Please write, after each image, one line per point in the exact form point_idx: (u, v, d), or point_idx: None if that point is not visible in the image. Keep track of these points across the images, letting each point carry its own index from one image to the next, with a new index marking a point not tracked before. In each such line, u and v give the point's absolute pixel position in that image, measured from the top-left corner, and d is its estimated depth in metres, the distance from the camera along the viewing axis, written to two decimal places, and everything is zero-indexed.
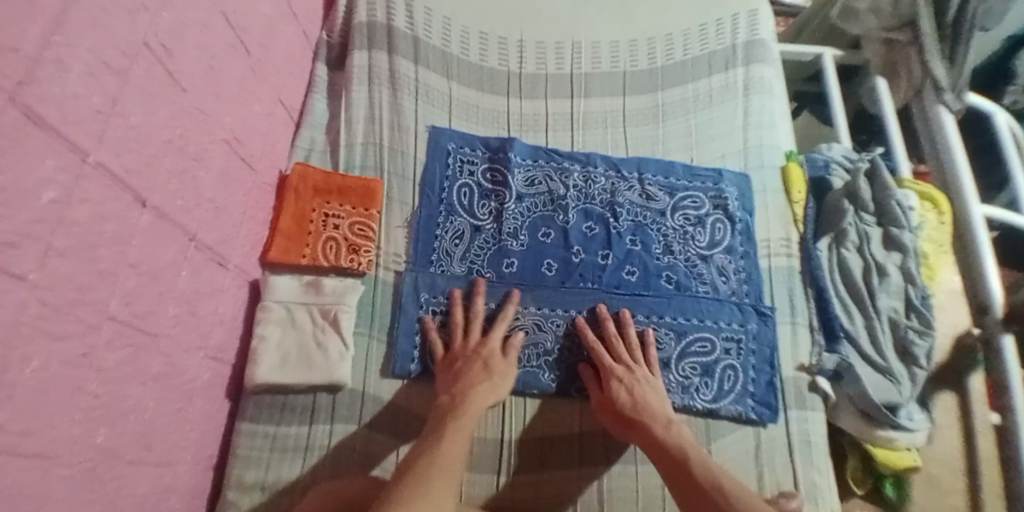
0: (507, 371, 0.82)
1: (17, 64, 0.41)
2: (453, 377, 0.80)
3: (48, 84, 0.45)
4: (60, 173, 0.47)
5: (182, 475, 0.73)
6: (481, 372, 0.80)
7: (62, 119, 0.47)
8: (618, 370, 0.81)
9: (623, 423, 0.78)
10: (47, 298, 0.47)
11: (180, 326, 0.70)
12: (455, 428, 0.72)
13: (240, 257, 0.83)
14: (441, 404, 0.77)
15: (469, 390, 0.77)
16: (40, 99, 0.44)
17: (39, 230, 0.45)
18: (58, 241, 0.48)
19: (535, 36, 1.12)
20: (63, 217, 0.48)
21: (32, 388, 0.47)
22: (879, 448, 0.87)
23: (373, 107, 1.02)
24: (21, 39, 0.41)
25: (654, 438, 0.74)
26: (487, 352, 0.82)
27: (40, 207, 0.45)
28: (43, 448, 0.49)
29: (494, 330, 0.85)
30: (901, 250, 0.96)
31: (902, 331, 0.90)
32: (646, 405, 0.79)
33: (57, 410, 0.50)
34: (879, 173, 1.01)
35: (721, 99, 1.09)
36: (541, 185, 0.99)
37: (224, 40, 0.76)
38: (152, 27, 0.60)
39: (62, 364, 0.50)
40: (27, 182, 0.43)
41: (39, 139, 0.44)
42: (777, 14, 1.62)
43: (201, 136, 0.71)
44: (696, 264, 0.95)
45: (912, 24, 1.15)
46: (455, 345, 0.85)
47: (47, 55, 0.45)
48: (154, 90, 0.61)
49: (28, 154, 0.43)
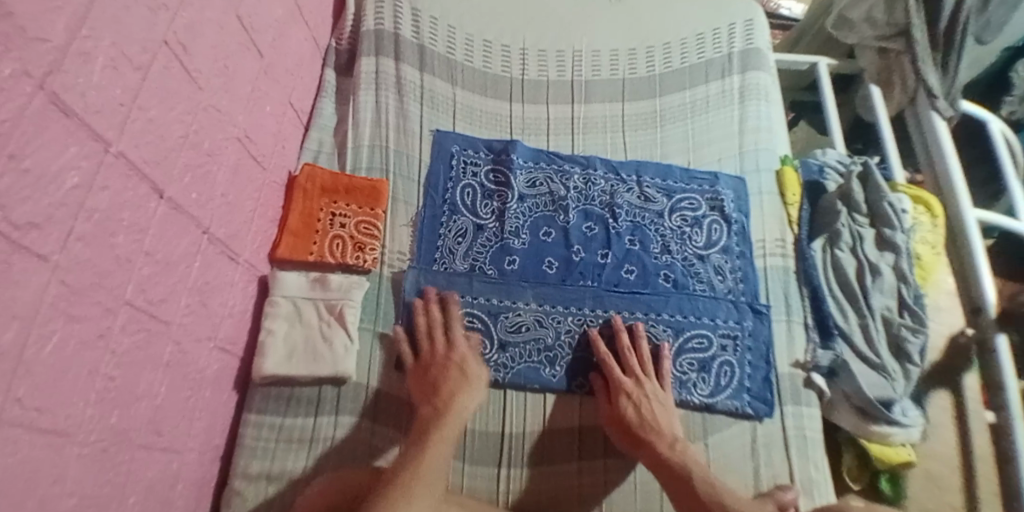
0: (482, 373, 0.85)
1: (45, 54, 0.44)
2: (431, 385, 0.82)
3: (73, 74, 0.48)
4: (83, 160, 0.50)
5: (191, 462, 0.75)
6: (459, 375, 0.82)
7: (87, 110, 0.50)
8: (628, 386, 0.83)
9: (630, 438, 0.80)
10: (68, 279, 0.50)
11: (191, 316, 0.72)
12: (437, 438, 0.74)
13: (249, 252, 0.86)
14: (425, 413, 0.79)
15: (451, 398, 0.79)
16: (65, 88, 0.47)
17: (61, 214, 0.48)
18: (79, 226, 0.51)
19: (537, 43, 1.15)
20: (84, 203, 0.51)
21: (52, 365, 0.49)
22: (874, 444, 0.88)
23: (379, 111, 1.06)
24: (50, 31, 0.45)
25: (660, 456, 0.76)
26: (458, 356, 0.85)
27: (63, 191, 0.48)
28: (59, 425, 0.51)
29: (458, 333, 0.88)
30: (894, 250, 0.98)
31: (896, 329, 0.92)
32: (653, 422, 0.80)
33: (73, 388, 0.52)
34: (873, 175, 1.04)
35: (718, 105, 1.12)
36: (542, 186, 1.02)
37: (238, 43, 0.80)
38: (171, 26, 0.63)
39: (79, 343, 0.53)
40: (52, 168, 0.46)
41: (63, 127, 0.47)
42: (775, 26, 1.66)
43: (214, 133, 0.74)
44: (693, 263, 0.97)
45: (905, 34, 1.18)
46: (423, 352, 0.86)
47: (73, 48, 0.48)
48: (172, 86, 0.64)
49: (53, 140, 0.46)
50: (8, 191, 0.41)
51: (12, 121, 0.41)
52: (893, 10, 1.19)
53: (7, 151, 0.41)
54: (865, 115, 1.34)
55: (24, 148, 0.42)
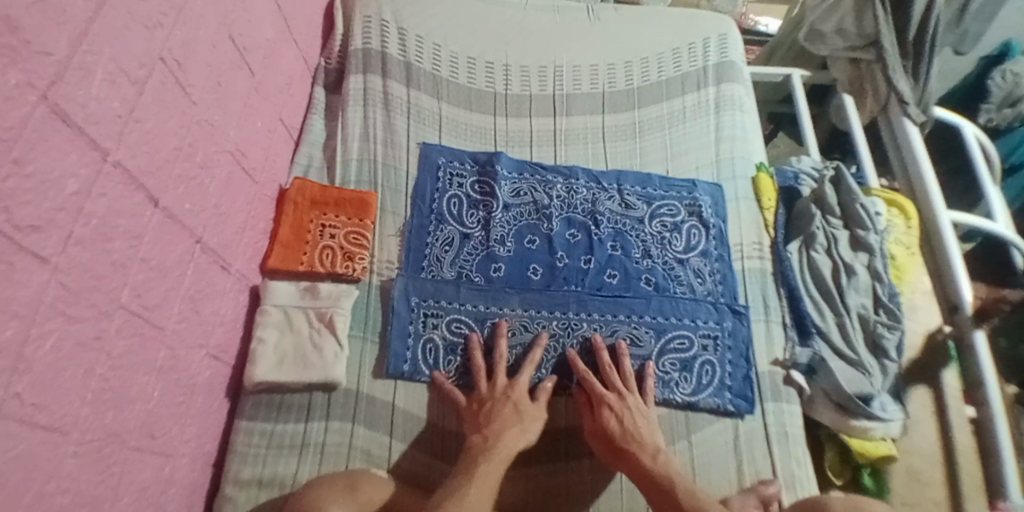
0: (537, 414, 0.83)
1: (48, 66, 0.48)
2: (484, 420, 0.80)
3: (74, 86, 0.52)
4: (82, 168, 0.54)
5: (183, 467, 0.77)
6: (513, 414, 0.81)
7: (87, 120, 0.54)
8: (611, 399, 0.82)
9: (612, 450, 0.79)
10: (66, 281, 0.53)
11: (184, 322, 0.75)
12: (485, 469, 0.72)
13: (241, 262, 0.89)
14: (473, 444, 0.77)
15: (502, 433, 0.78)
16: (67, 99, 0.51)
17: (61, 218, 0.52)
18: (78, 231, 0.54)
19: (520, 60, 1.20)
20: (82, 208, 0.54)
21: (51, 362, 0.52)
22: (854, 438, 0.90)
23: (368, 126, 1.10)
24: (53, 45, 0.49)
25: (641, 468, 0.75)
26: (517, 395, 0.84)
27: (63, 196, 0.51)
28: (55, 422, 0.53)
29: (523, 373, 0.87)
30: (868, 250, 1.01)
31: (872, 326, 0.95)
32: (636, 434, 0.79)
33: (70, 384, 0.55)
34: (845, 179, 1.08)
35: (694, 115, 1.16)
36: (526, 195, 1.06)
37: (231, 61, 0.84)
38: (166, 43, 0.68)
39: (77, 343, 0.55)
40: (53, 173, 0.50)
41: (64, 136, 0.51)
42: (751, 41, 1.73)
43: (207, 145, 0.78)
44: (673, 267, 1.00)
45: (876, 44, 1.23)
46: (482, 388, 0.85)
47: (74, 62, 0.52)
48: (166, 100, 0.68)
49: (54, 148, 0.50)
50: (11, 194, 0.44)
51: (16, 128, 0.44)
52: (862, 21, 1.23)
53: (11, 156, 0.44)
54: (839, 124, 1.38)
55: (26, 154, 0.46)
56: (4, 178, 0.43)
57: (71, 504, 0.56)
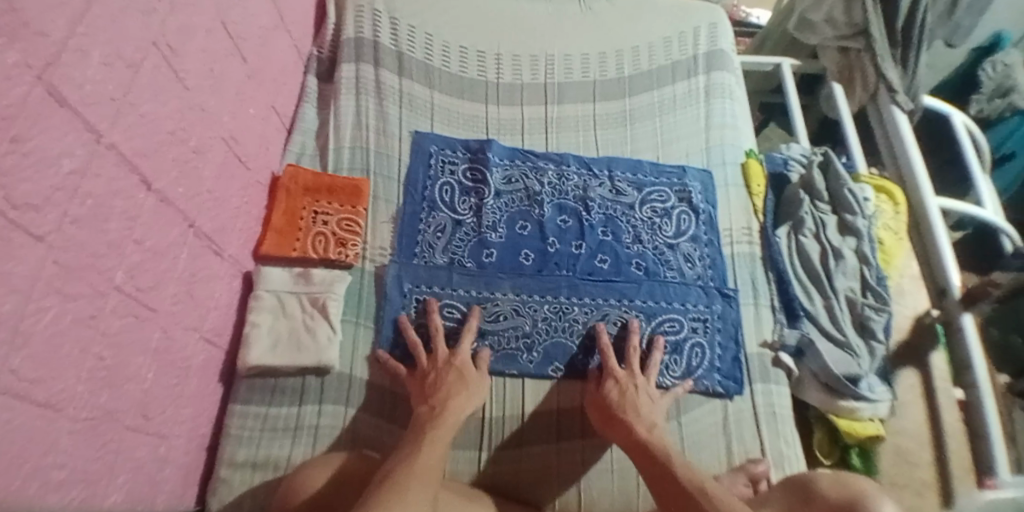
0: (480, 380, 0.83)
1: (46, 47, 0.49)
2: (430, 390, 0.81)
3: (70, 68, 0.53)
4: (78, 148, 0.55)
5: (177, 448, 0.78)
6: (456, 379, 0.82)
7: (83, 101, 0.55)
8: (618, 373, 0.84)
9: (606, 418, 0.80)
10: (61, 259, 0.54)
11: (178, 305, 0.76)
12: (431, 437, 0.71)
13: (233, 248, 0.90)
14: (420, 415, 0.77)
15: (448, 400, 0.78)
16: (63, 80, 0.52)
17: (58, 197, 0.53)
18: (73, 210, 0.55)
19: (512, 50, 1.21)
20: (78, 188, 0.55)
21: (48, 337, 0.53)
22: (843, 419, 0.91)
23: (360, 114, 1.11)
24: (51, 27, 0.50)
25: (635, 436, 0.74)
26: (459, 362, 0.84)
27: (60, 176, 0.52)
28: (51, 398, 0.54)
29: (462, 342, 0.87)
30: (855, 234, 1.03)
31: (859, 309, 0.96)
32: (633, 404, 0.80)
33: (67, 361, 0.56)
34: (833, 164, 1.09)
35: (685, 104, 1.17)
36: (518, 182, 1.07)
37: (225, 48, 0.86)
38: (161, 29, 0.69)
39: (73, 321, 0.56)
40: (50, 152, 0.51)
41: (61, 116, 0.52)
42: (743, 33, 1.74)
43: (201, 131, 0.80)
44: (663, 252, 1.01)
45: (864, 33, 1.24)
46: (423, 362, 0.85)
47: (71, 44, 0.53)
48: (160, 84, 0.69)
49: (52, 129, 0.51)
50: (10, 170, 0.45)
51: (14, 106, 0.45)
52: (851, 10, 1.24)
53: (10, 134, 0.45)
54: (829, 113, 1.39)
55: (25, 133, 0.47)
56: (5, 155, 0.44)
57: (69, 479, 0.57)
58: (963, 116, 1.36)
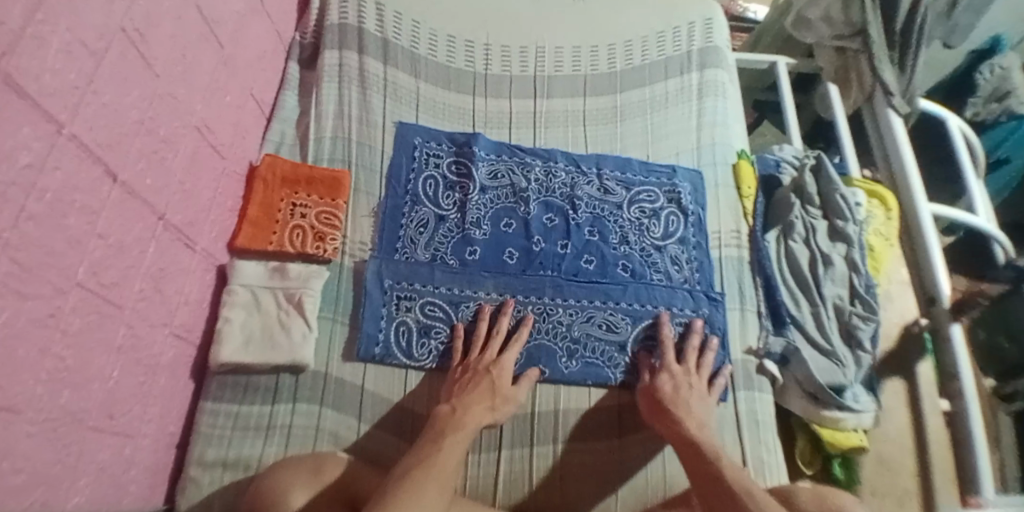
0: (511, 399, 0.82)
1: (1, 35, 0.46)
2: (458, 390, 0.82)
3: (28, 57, 0.50)
4: (36, 141, 0.52)
5: (144, 447, 0.76)
6: (488, 390, 0.81)
7: (41, 92, 0.52)
8: (675, 369, 0.86)
9: (657, 411, 0.81)
10: (17, 257, 0.50)
11: (146, 301, 0.73)
12: (451, 441, 0.72)
13: (206, 240, 0.87)
14: (439, 414, 0.77)
15: (469, 408, 0.78)
16: (20, 70, 0.49)
17: (14, 192, 0.49)
18: (31, 206, 0.52)
19: (501, 40, 1.18)
20: (35, 183, 0.52)
21: (5, 339, 0.50)
22: (825, 429, 0.90)
23: (342, 103, 1.07)
24: (6, 13, 0.46)
25: (684, 433, 0.76)
26: (497, 373, 0.83)
27: (16, 170, 0.49)
28: (8, 400, 0.51)
29: (509, 351, 0.87)
30: (846, 241, 1.00)
31: (847, 317, 0.95)
32: (685, 403, 0.81)
33: (25, 363, 0.53)
34: (824, 167, 1.06)
35: (677, 101, 1.14)
36: (503, 178, 1.04)
37: (198, 34, 0.82)
38: (128, 14, 0.65)
39: (32, 321, 0.53)
40: (6, 145, 0.48)
41: (18, 108, 0.49)
42: (739, 27, 1.71)
43: (171, 121, 0.76)
44: (651, 253, 0.99)
45: (862, 33, 1.20)
46: (471, 357, 0.86)
47: (29, 31, 0.49)
48: (127, 72, 0.66)
49: (8, 122, 0.47)
50: None
51: None
52: (849, 9, 1.20)
53: None
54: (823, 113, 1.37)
55: None
56: None
57: (27, 483, 0.55)
58: (958, 119, 1.35)
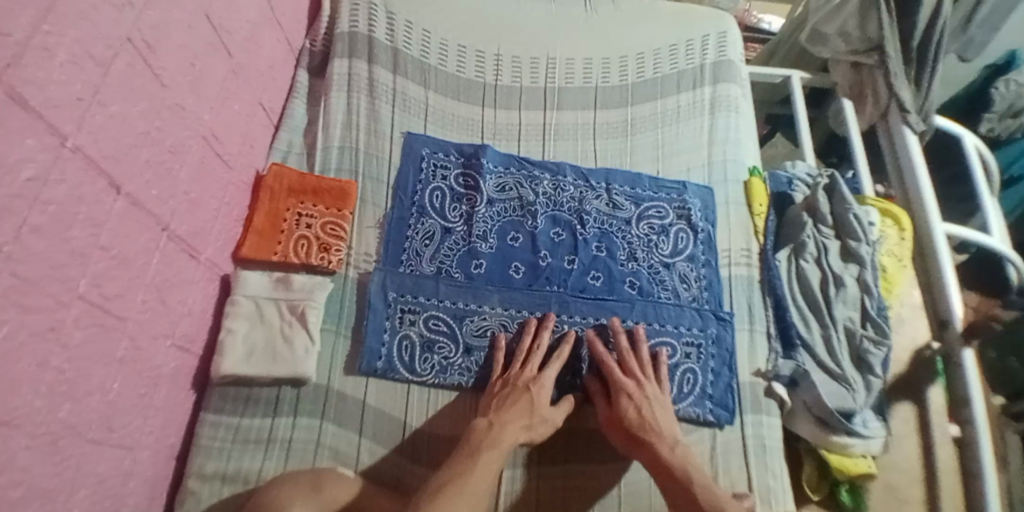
0: (548, 419, 0.82)
1: (7, 47, 0.45)
2: (495, 404, 0.82)
3: (33, 69, 0.49)
4: (40, 153, 0.51)
5: (143, 460, 0.76)
6: (525, 406, 0.81)
7: (46, 104, 0.51)
8: (630, 388, 0.82)
9: (627, 437, 0.80)
10: (18, 270, 0.50)
11: (149, 313, 0.73)
12: (485, 459, 0.73)
13: (211, 250, 0.87)
14: (477, 428, 0.78)
15: (507, 426, 0.78)
16: (25, 83, 0.48)
17: (17, 205, 0.49)
18: (34, 218, 0.51)
19: (512, 50, 1.17)
20: (39, 196, 0.52)
21: (4, 353, 0.49)
22: (834, 455, 0.88)
23: (351, 112, 1.07)
24: (13, 25, 0.46)
25: (660, 459, 0.76)
26: (536, 390, 0.83)
27: (19, 183, 0.49)
28: (6, 415, 0.50)
29: (550, 368, 0.86)
30: (859, 262, 0.98)
31: (858, 340, 0.93)
32: (654, 426, 0.80)
33: (25, 377, 0.52)
34: (838, 187, 1.05)
35: (688, 115, 1.13)
36: (511, 191, 1.03)
37: (208, 42, 0.81)
38: (137, 24, 0.64)
39: (32, 334, 0.53)
40: (9, 159, 0.47)
41: (22, 120, 0.48)
42: (752, 39, 1.69)
43: (178, 131, 0.76)
44: (659, 271, 0.98)
45: (879, 49, 1.17)
46: (513, 371, 0.86)
47: (35, 43, 0.49)
48: (135, 82, 0.65)
49: (11, 135, 0.47)
50: None
51: None
52: (866, 24, 1.18)
53: None
54: (837, 129, 1.35)
55: None
56: None
57: (26, 496, 0.54)
58: (974, 137, 1.32)
